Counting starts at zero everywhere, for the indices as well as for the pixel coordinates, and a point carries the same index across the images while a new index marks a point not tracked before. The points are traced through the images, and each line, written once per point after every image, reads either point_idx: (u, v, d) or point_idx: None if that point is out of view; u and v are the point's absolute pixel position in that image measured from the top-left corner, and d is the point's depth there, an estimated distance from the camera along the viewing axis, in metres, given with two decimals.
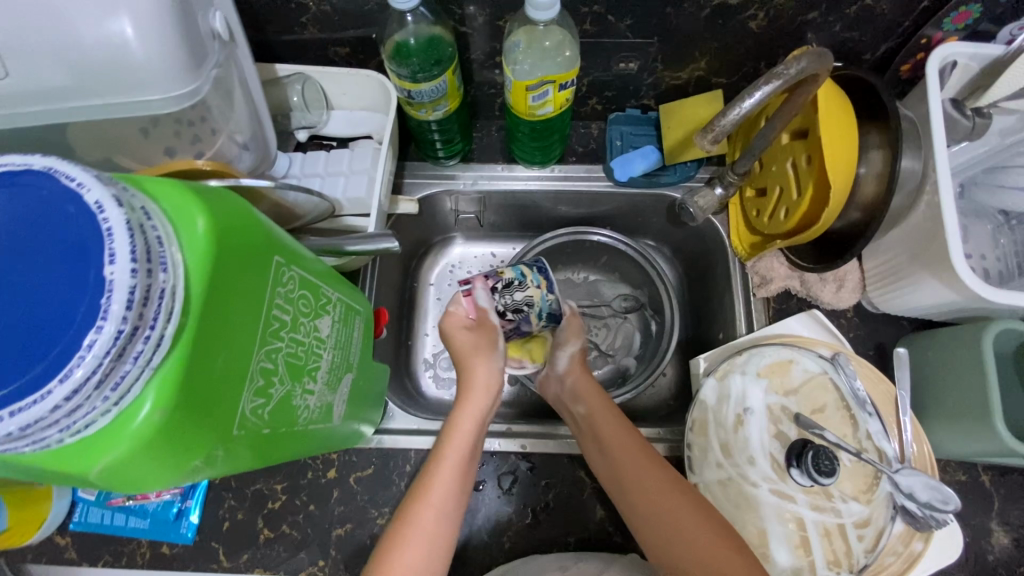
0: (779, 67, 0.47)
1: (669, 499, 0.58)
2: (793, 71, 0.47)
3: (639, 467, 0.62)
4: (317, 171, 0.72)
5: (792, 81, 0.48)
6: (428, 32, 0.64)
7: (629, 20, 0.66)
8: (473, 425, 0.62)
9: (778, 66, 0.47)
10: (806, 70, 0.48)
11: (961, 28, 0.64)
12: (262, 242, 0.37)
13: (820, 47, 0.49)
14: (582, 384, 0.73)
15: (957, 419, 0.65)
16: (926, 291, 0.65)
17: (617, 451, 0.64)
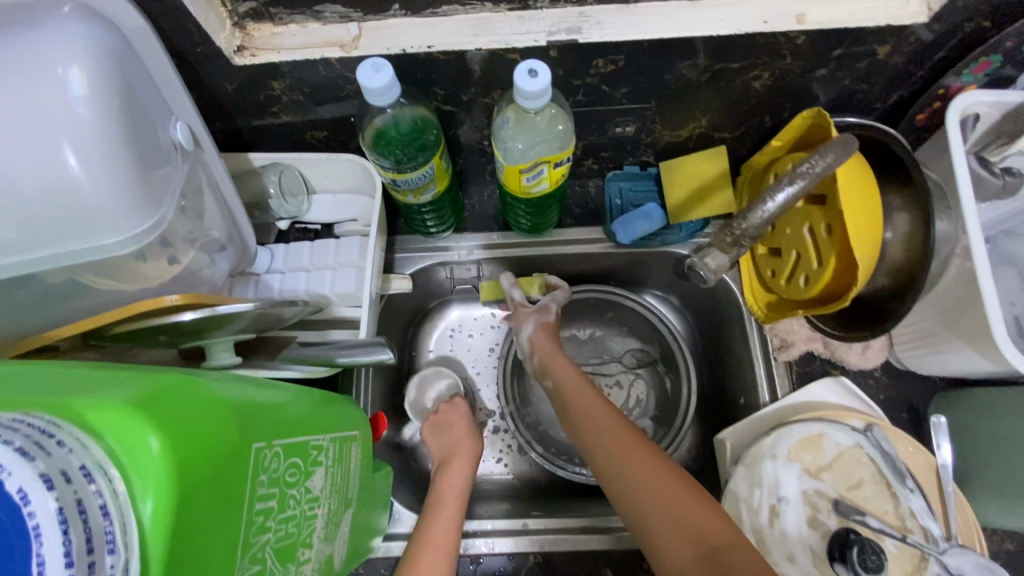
0: (802, 168, 0.49)
1: (641, 469, 0.57)
2: (819, 168, 0.49)
3: (609, 442, 0.61)
4: (302, 264, 0.67)
5: (816, 179, 0.49)
6: (410, 116, 0.60)
7: (624, 89, 0.62)
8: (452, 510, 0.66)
9: (803, 161, 0.49)
10: (832, 165, 0.49)
11: (981, 77, 0.60)
12: (234, 436, 0.32)
13: (843, 133, 0.50)
14: (549, 357, 0.74)
15: (1004, 491, 0.61)
16: (961, 359, 0.60)
17: (588, 427, 0.64)
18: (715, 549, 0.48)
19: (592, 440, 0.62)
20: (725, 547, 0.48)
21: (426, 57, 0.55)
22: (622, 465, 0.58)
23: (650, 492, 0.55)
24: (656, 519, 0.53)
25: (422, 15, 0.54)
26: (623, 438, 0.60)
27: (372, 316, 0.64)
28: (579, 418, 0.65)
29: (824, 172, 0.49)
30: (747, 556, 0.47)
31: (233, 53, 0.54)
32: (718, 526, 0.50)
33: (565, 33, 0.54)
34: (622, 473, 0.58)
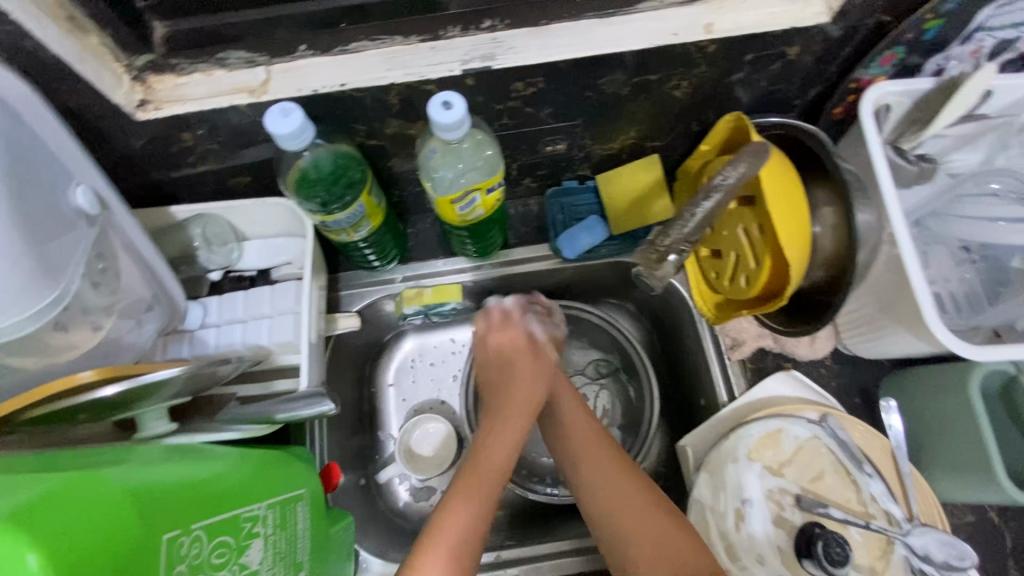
0: None
1: (625, 495, 0.60)
2: None
3: (603, 463, 0.63)
4: (237, 316, 0.65)
5: None
6: (327, 155, 0.58)
7: (548, 109, 0.62)
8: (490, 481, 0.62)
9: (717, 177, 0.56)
10: None
11: (888, 67, 0.61)
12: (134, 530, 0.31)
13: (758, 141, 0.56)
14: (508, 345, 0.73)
15: (954, 468, 0.62)
16: (901, 343, 0.62)
17: (581, 451, 0.65)
18: (685, 567, 0.55)
19: (581, 458, 0.65)
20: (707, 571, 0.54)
21: (340, 95, 0.53)
22: (611, 486, 0.62)
23: (635, 517, 0.59)
24: (636, 541, 0.58)
25: (332, 53, 0.53)
26: (607, 458, 0.64)
27: (314, 361, 0.62)
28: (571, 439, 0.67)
29: (735, 184, 0.56)
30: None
31: (134, 108, 0.52)
32: (697, 551, 0.56)
33: (479, 60, 0.53)
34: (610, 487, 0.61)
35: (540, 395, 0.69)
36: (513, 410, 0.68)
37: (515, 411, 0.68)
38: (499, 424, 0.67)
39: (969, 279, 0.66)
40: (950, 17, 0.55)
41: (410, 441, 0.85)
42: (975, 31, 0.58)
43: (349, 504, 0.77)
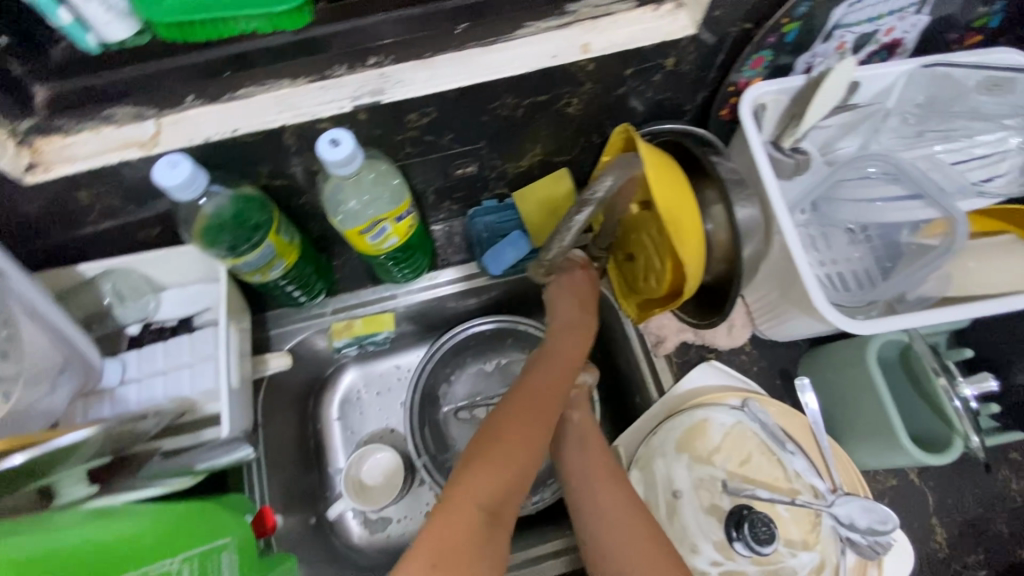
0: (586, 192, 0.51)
1: (621, 504, 0.58)
2: None
3: (608, 463, 0.62)
4: (158, 369, 0.65)
5: None
6: (229, 202, 0.58)
7: (449, 135, 0.64)
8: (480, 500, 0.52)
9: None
10: None
11: (760, 70, 0.66)
12: None
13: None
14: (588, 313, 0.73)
15: (867, 436, 0.65)
16: (801, 324, 0.66)
17: (591, 444, 0.64)
18: None
19: (587, 456, 0.63)
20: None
21: (233, 141, 0.54)
22: (615, 497, 0.59)
23: (633, 527, 0.56)
24: (627, 543, 0.55)
25: (221, 101, 0.53)
26: (612, 466, 0.62)
27: (237, 405, 0.61)
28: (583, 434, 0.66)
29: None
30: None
31: (22, 171, 0.51)
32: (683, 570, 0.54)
33: (369, 95, 0.55)
34: (612, 499, 0.59)
35: (569, 387, 0.66)
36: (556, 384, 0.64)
37: (558, 377, 0.66)
38: (539, 394, 0.63)
39: (861, 257, 0.70)
40: (805, 20, 0.59)
41: (360, 474, 0.84)
42: (833, 30, 0.63)
43: (299, 545, 0.76)
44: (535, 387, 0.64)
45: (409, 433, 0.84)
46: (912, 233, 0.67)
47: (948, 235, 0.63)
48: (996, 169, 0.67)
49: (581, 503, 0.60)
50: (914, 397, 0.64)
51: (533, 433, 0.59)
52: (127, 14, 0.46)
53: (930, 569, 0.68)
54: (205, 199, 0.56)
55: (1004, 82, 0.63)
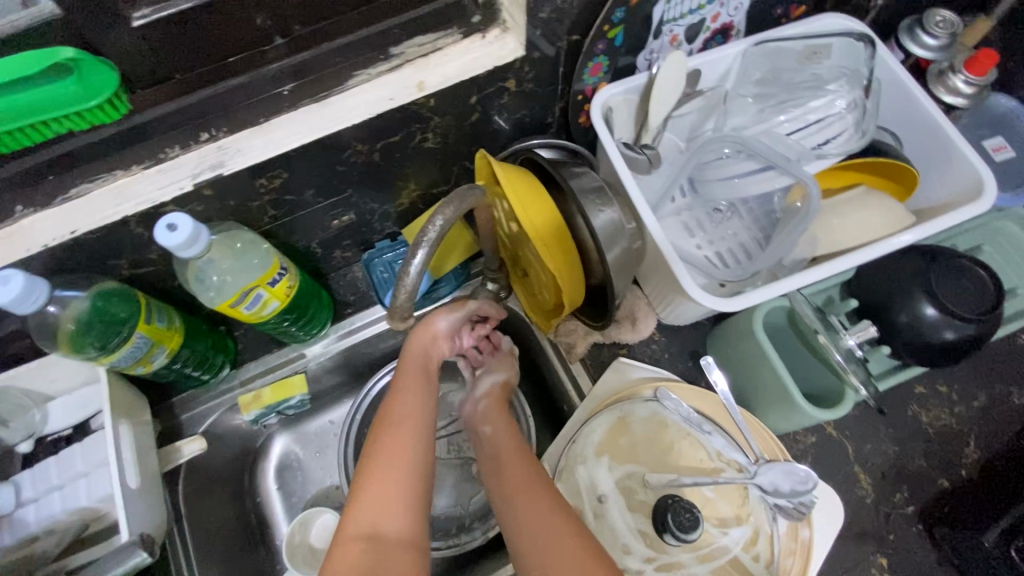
0: (419, 237, 0.50)
1: (538, 511, 0.59)
2: (434, 231, 0.50)
3: (518, 477, 0.63)
4: (54, 484, 0.62)
5: (438, 239, 0.50)
6: (88, 304, 0.56)
7: (311, 190, 0.64)
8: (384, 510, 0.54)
9: (421, 231, 0.50)
10: (451, 219, 0.50)
11: (603, 75, 0.68)
12: None
13: (461, 186, 0.52)
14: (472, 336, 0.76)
15: (772, 403, 0.67)
16: (689, 309, 0.68)
17: (505, 459, 0.66)
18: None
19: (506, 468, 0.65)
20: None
21: (75, 242, 0.53)
22: (530, 506, 0.60)
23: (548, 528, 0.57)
24: (544, 552, 0.56)
25: (55, 205, 0.52)
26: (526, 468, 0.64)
27: (137, 507, 0.59)
28: (496, 450, 0.69)
29: (447, 231, 0.50)
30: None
31: None
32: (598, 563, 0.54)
33: (209, 170, 0.54)
34: (528, 511, 0.59)
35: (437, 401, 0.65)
36: (424, 416, 0.63)
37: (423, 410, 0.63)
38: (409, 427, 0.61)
39: (741, 230, 0.74)
40: (627, 23, 0.61)
41: (306, 540, 0.81)
42: (661, 26, 0.65)
43: None
44: (407, 425, 0.61)
45: (346, 487, 0.83)
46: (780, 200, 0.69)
47: (806, 200, 0.65)
48: (831, 131, 0.68)
49: (507, 523, 0.60)
50: (808, 356, 0.66)
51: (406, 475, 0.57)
52: None
53: (862, 515, 0.70)
54: (55, 307, 0.55)
55: (823, 49, 0.69)
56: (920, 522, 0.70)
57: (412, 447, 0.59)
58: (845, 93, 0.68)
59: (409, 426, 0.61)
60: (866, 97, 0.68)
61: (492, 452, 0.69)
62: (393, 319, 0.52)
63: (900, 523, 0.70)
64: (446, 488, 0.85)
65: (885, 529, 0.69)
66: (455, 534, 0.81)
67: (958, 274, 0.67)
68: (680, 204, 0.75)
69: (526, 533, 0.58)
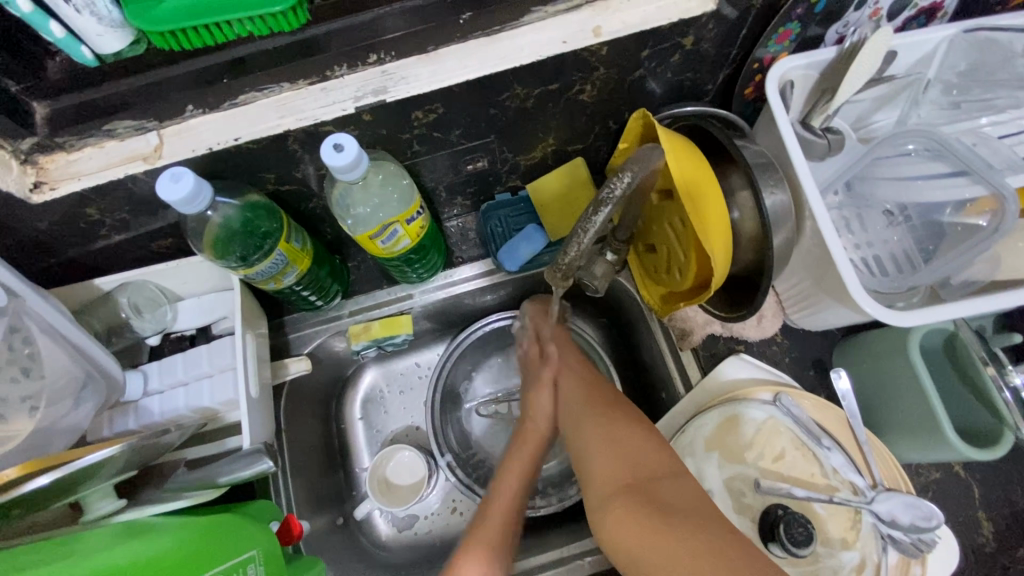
0: (603, 194, 0.52)
1: (596, 425, 0.61)
2: (616, 190, 0.52)
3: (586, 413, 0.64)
4: (179, 379, 0.65)
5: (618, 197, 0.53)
6: (237, 212, 0.57)
7: (457, 130, 0.61)
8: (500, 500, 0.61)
9: (605, 188, 0.53)
10: (632, 181, 0.53)
11: (787, 44, 0.61)
12: None
13: (645, 146, 0.54)
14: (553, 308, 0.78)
15: (909, 430, 0.62)
16: (835, 314, 0.62)
17: (570, 396, 0.67)
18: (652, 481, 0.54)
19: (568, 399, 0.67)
20: (659, 480, 0.54)
21: (237, 150, 0.53)
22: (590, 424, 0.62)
23: (604, 438, 0.59)
24: (609, 458, 0.58)
25: (221, 109, 0.52)
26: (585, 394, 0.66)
27: (255, 416, 0.61)
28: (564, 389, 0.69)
29: (626, 191, 0.53)
30: (678, 488, 0.53)
31: (28, 191, 0.51)
32: (656, 464, 0.56)
33: (372, 95, 0.53)
34: (587, 426, 0.62)
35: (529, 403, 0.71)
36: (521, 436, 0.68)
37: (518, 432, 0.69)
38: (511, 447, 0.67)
39: (899, 239, 0.65)
40: None
41: (385, 473, 0.83)
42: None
43: (328, 547, 0.77)
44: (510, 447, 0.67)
45: (430, 431, 0.84)
46: (954, 212, 0.61)
47: (998, 214, 0.58)
48: None
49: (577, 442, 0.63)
50: (960, 387, 0.60)
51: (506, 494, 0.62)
52: (121, 24, 0.45)
53: (977, 564, 0.65)
54: (211, 212, 0.56)
55: None
56: None
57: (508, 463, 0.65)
58: None
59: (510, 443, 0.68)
60: None
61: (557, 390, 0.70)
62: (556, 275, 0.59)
63: None
64: None
65: None
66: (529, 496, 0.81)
67: None
68: (831, 202, 0.69)
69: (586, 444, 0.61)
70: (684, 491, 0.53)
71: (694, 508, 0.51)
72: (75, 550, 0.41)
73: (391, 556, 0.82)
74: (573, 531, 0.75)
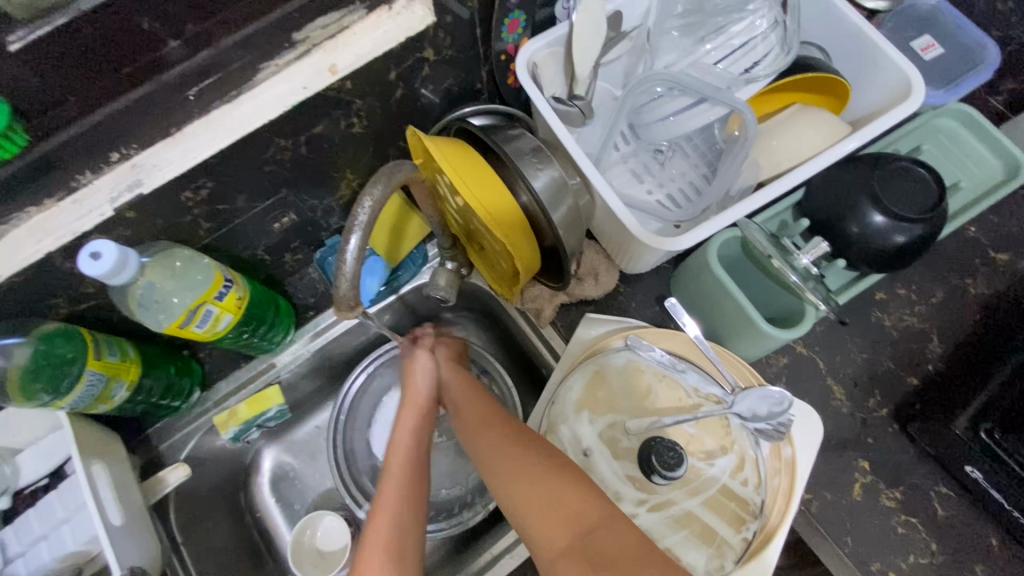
0: (349, 221, 0.48)
1: (515, 468, 0.60)
2: (365, 212, 0.48)
3: (499, 451, 0.63)
4: (37, 534, 0.61)
5: (371, 221, 0.49)
6: (30, 350, 0.54)
7: (243, 196, 0.62)
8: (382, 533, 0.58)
9: (349, 217, 0.48)
10: (384, 199, 0.48)
11: (522, 31, 0.66)
12: None
13: (386, 166, 0.50)
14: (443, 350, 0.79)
15: (738, 331, 0.68)
16: (644, 254, 0.68)
17: (475, 429, 0.67)
18: (590, 533, 0.53)
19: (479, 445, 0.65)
20: (598, 531, 0.53)
21: (2, 288, 0.51)
22: (509, 472, 0.60)
23: (531, 493, 0.57)
24: (533, 501, 0.57)
25: None
26: (502, 441, 0.63)
27: (125, 543, 0.58)
28: (468, 420, 0.69)
29: (377, 215, 0.48)
30: (612, 533, 0.53)
31: None
32: (591, 510, 0.55)
33: (128, 191, 0.52)
34: (504, 469, 0.60)
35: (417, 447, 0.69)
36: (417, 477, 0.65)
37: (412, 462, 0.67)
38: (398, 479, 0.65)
39: (687, 170, 0.74)
40: None
41: (312, 545, 0.81)
42: None
43: None
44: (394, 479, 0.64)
45: (343, 486, 0.83)
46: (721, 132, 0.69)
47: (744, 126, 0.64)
48: (755, 55, 0.66)
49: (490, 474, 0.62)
50: (765, 279, 0.67)
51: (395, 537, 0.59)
52: None
53: (840, 425, 0.72)
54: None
55: None
56: (895, 421, 0.72)
57: (405, 495, 0.63)
58: (765, 11, 0.65)
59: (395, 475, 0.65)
60: (785, 14, 0.65)
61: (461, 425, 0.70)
62: (341, 310, 0.52)
63: (876, 425, 0.72)
64: (442, 470, 0.85)
65: (863, 434, 0.72)
66: (457, 513, 0.82)
67: (903, 177, 0.68)
68: (624, 152, 0.75)
69: (508, 494, 0.59)
70: (621, 536, 0.53)
71: (633, 552, 0.51)
72: None
73: None
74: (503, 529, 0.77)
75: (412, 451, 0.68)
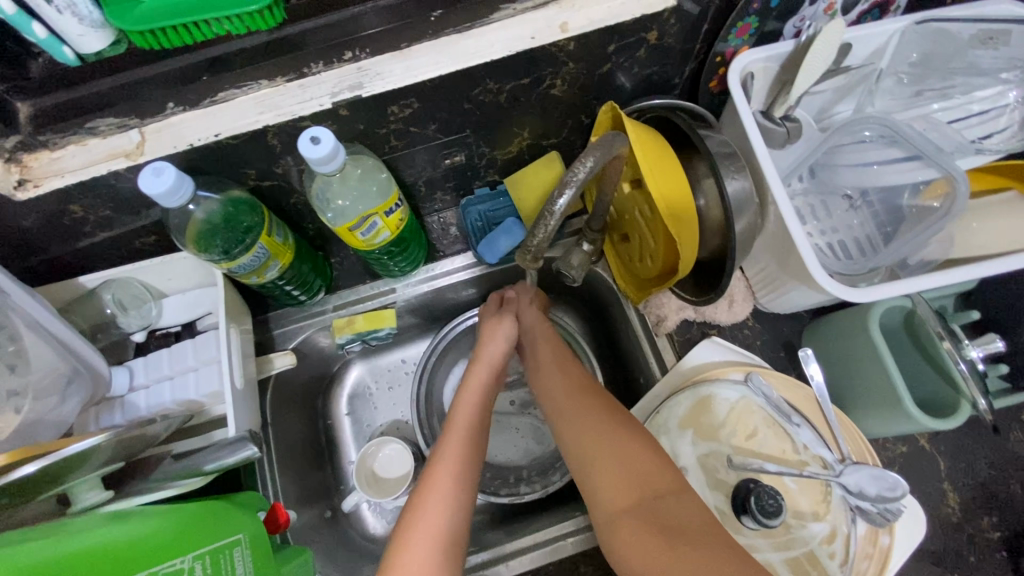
0: (568, 174, 0.48)
1: (590, 428, 0.61)
2: (583, 172, 0.48)
3: (574, 405, 0.64)
4: (165, 373, 0.66)
5: (585, 181, 0.48)
6: (219, 207, 0.59)
7: (433, 125, 0.63)
8: (461, 450, 0.61)
9: (568, 171, 0.48)
10: (598, 166, 0.48)
11: (747, 38, 0.64)
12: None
13: (606, 133, 0.50)
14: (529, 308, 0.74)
15: (874, 404, 0.64)
16: (798, 295, 0.65)
17: (550, 376, 0.69)
18: (658, 499, 0.54)
19: (555, 393, 0.66)
20: (667, 499, 0.54)
21: (218, 146, 0.54)
22: (584, 426, 0.61)
23: (604, 449, 0.58)
24: (600, 459, 0.58)
25: (201, 106, 0.54)
26: (582, 395, 0.64)
27: (240, 406, 0.63)
28: (543, 367, 0.70)
29: (591, 177, 0.48)
30: (683, 506, 0.53)
31: (13, 189, 0.52)
32: (665, 482, 0.55)
33: (348, 91, 0.54)
34: (579, 426, 0.62)
35: (493, 392, 0.68)
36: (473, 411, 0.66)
37: (473, 434, 0.64)
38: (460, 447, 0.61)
39: (862, 223, 0.68)
40: None
41: (372, 467, 0.84)
42: None
43: (316, 540, 0.77)
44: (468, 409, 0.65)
45: (417, 423, 0.84)
46: (913, 196, 0.64)
47: (949, 197, 0.60)
48: (994, 125, 0.65)
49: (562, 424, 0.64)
50: (920, 360, 0.63)
51: (463, 485, 0.58)
52: (101, 23, 0.46)
53: (943, 534, 0.67)
54: (193, 205, 0.58)
55: (1000, 35, 0.61)
56: (1006, 549, 0.67)
57: (479, 429, 0.64)
58: (1019, 85, 0.63)
59: (472, 395, 0.67)
60: None
61: (537, 372, 0.71)
62: (524, 255, 0.53)
63: (984, 547, 0.67)
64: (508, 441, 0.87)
65: (966, 550, 0.67)
66: (514, 484, 0.83)
67: None
68: (796, 189, 0.71)
69: (572, 442, 0.61)
70: (689, 508, 0.53)
71: (705, 528, 0.51)
72: (62, 528, 0.41)
73: (378, 547, 0.83)
74: (557, 515, 0.77)
75: (481, 415, 0.65)
